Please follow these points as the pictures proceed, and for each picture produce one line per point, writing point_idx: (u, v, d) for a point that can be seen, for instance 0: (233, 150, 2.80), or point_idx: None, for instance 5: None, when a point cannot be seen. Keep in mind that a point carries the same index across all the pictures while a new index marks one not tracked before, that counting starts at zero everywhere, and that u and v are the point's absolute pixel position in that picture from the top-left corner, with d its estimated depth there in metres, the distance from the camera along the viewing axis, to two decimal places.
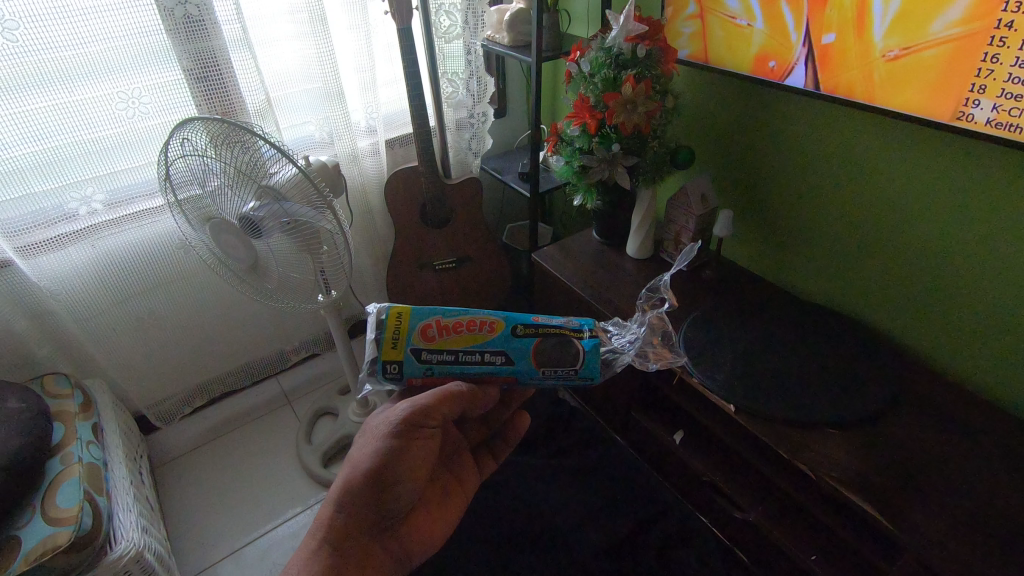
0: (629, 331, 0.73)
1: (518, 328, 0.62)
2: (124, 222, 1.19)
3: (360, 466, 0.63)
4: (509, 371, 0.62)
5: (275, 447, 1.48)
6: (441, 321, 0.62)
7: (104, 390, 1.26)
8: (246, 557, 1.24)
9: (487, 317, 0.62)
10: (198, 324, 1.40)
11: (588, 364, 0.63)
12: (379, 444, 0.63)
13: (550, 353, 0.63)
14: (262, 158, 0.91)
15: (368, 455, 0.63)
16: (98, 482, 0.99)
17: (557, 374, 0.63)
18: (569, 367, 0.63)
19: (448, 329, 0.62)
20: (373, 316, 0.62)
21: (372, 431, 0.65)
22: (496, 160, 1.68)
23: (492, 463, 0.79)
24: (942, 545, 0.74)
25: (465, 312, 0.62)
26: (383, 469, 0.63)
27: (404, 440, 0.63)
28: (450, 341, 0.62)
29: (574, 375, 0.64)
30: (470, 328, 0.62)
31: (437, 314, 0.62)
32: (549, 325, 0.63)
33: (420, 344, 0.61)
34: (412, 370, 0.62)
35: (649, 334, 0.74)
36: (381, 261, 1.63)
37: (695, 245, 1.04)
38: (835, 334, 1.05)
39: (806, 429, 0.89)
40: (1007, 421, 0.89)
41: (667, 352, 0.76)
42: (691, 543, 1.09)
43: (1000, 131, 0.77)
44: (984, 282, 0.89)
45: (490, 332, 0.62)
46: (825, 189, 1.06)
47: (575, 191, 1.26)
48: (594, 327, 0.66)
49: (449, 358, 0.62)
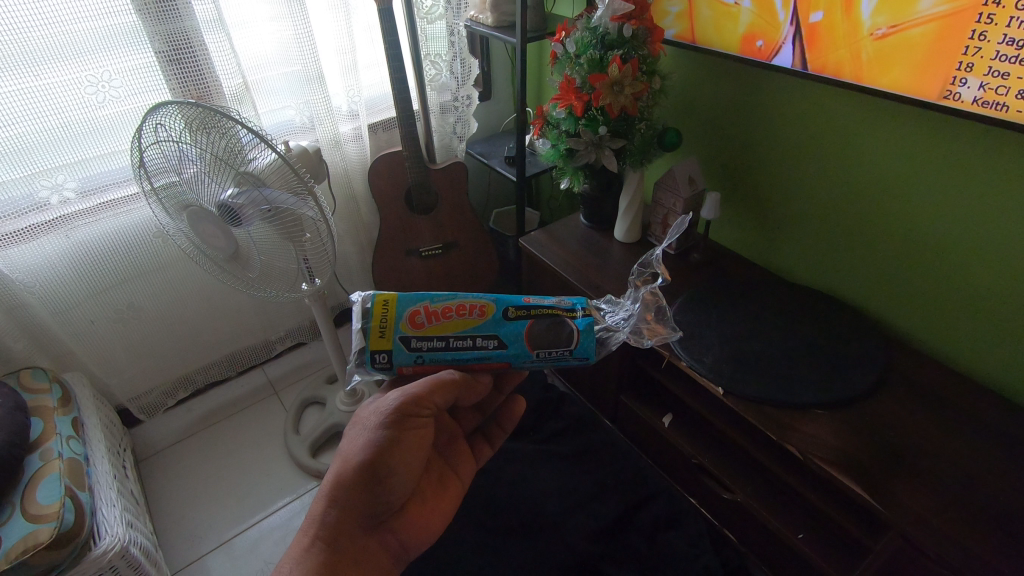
0: (624, 308, 0.70)
1: (510, 311, 0.61)
2: (99, 211, 1.16)
3: (351, 459, 0.62)
4: (503, 355, 0.60)
5: (262, 438, 1.47)
6: (429, 308, 0.60)
7: (84, 383, 1.23)
8: (236, 549, 1.23)
9: (476, 301, 0.61)
10: (179, 315, 1.38)
11: (583, 343, 0.61)
12: (370, 434, 0.62)
13: (544, 334, 0.61)
14: (240, 144, 0.88)
15: (359, 448, 0.62)
16: (80, 477, 0.97)
17: (551, 355, 0.61)
18: (563, 348, 0.61)
19: (437, 315, 0.60)
20: (359, 307, 0.60)
21: (362, 422, 0.65)
22: (482, 143, 1.65)
23: (488, 450, 0.79)
24: (928, 522, 0.74)
25: (455, 296, 0.61)
26: (376, 460, 0.62)
27: (396, 429, 0.62)
28: (440, 326, 0.60)
29: (568, 356, 0.61)
30: (459, 313, 0.60)
31: (424, 299, 0.60)
32: (541, 305, 0.62)
33: (409, 332, 0.59)
34: (402, 359, 0.60)
35: (643, 311, 0.73)
36: (366, 248, 1.60)
37: (687, 218, 1.00)
38: (823, 315, 1.05)
39: (793, 410, 0.90)
40: (990, 398, 0.91)
41: (661, 327, 0.74)
42: (681, 524, 1.09)
43: (986, 110, 0.77)
44: (968, 261, 0.90)
45: (480, 316, 0.60)
46: (812, 169, 1.06)
47: (562, 174, 1.25)
48: (588, 305, 0.64)
49: (439, 345, 0.60)
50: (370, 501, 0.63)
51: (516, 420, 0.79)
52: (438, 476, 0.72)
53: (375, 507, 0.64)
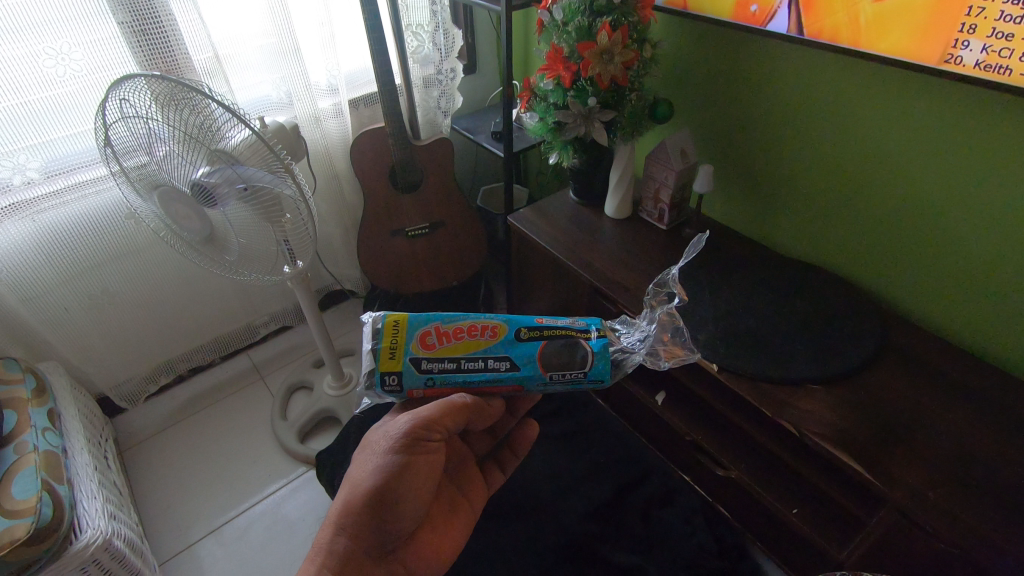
0: (639, 332, 0.67)
1: (522, 332, 0.59)
2: (66, 193, 1.10)
3: (361, 485, 0.59)
4: (515, 377, 0.58)
5: (248, 424, 1.44)
6: (440, 328, 0.58)
7: (60, 372, 1.20)
8: (225, 537, 1.21)
9: (489, 322, 0.59)
10: (158, 299, 1.34)
11: (598, 365, 0.59)
12: (381, 459, 0.59)
13: (557, 355, 0.59)
14: (215, 121, 0.84)
15: (369, 473, 0.59)
16: (57, 470, 0.94)
17: (565, 379, 0.59)
18: (577, 370, 0.58)
19: (448, 336, 0.58)
20: (370, 329, 0.58)
21: (372, 446, 0.61)
22: (468, 119, 1.60)
23: (499, 476, 0.76)
24: (925, 497, 0.74)
25: (466, 317, 0.59)
26: (386, 486, 0.58)
27: (408, 454, 0.59)
28: (451, 348, 0.58)
29: (583, 378, 0.59)
30: (470, 334, 0.58)
31: (436, 320, 0.59)
32: (555, 326, 0.60)
33: (419, 353, 0.57)
34: (413, 382, 0.57)
35: (660, 331, 0.69)
36: (350, 229, 1.56)
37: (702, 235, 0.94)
38: (817, 289, 1.03)
39: (788, 386, 0.88)
40: (986, 370, 0.90)
41: (680, 349, 0.70)
42: (675, 502, 1.09)
43: (988, 73, 0.74)
44: (965, 231, 0.88)
45: (493, 337, 0.58)
46: (807, 140, 1.03)
47: (550, 149, 1.21)
48: (604, 326, 0.62)
49: (450, 367, 0.57)
50: (381, 529, 0.59)
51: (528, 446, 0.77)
52: (448, 503, 0.69)
53: (385, 534, 0.60)
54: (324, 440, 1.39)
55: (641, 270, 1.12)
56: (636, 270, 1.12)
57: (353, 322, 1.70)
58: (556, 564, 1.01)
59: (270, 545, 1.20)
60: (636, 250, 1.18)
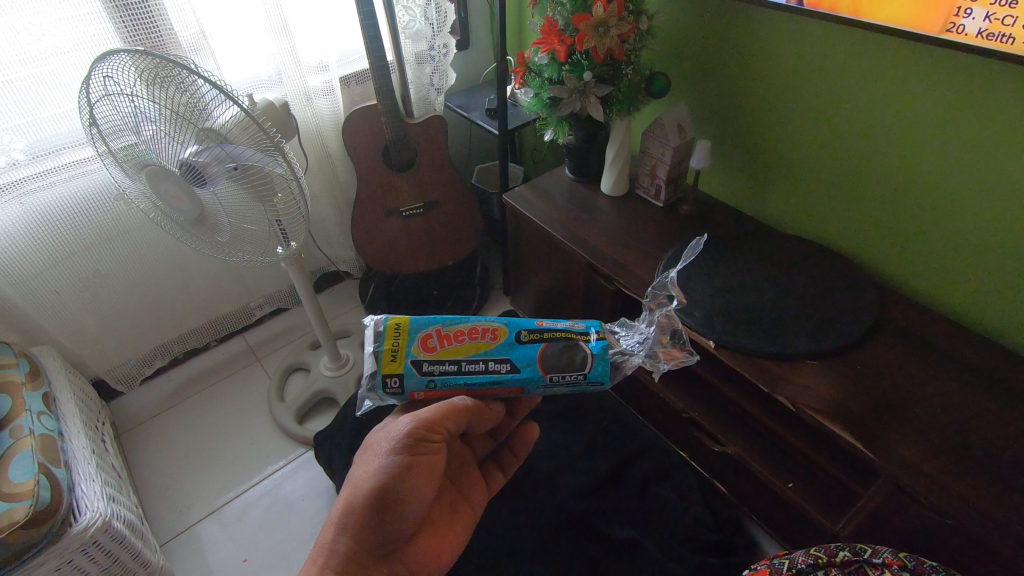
0: (637, 333, 0.64)
1: (522, 334, 0.58)
2: (53, 174, 1.08)
3: (362, 486, 0.57)
4: (516, 379, 0.57)
5: (246, 406, 1.44)
6: (441, 331, 0.58)
7: (54, 356, 1.19)
8: (225, 517, 1.22)
9: (489, 324, 0.59)
10: (151, 282, 1.32)
11: (597, 366, 0.58)
12: (382, 460, 0.57)
13: (557, 357, 0.58)
14: (203, 99, 0.82)
15: (370, 475, 0.57)
16: (54, 454, 0.94)
17: (565, 381, 0.58)
18: (577, 371, 0.58)
19: (450, 338, 0.58)
20: (371, 333, 0.57)
21: (373, 447, 0.59)
22: (462, 95, 1.57)
23: (501, 478, 0.74)
24: (919, 469, 0.74)
25: (467, 319, 0.59)
26: (388, 488, 0.56)
27: (410, 455, 0.57)
28: (453, 350, 0.57)
29: (582, 380, 0.58)
30: (471, 336, 0.58)
31: (437, 322, 0.58)
32: (555, 328, 0.59)
33: (421, 356, 0.57)
34: (414, 384, 0.57)
35: (659, 333, 0.66)
36: (344, 209, 1.55)
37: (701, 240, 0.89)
38: (815, 265, 1.03)
39: (785, 361, 0.88)
40: (982, 344, 0.90)
41: (678, 351, 0.66)
42: (672, 478, 1.10)
43: (991, 43, 0.72)
44: (964, 203, 0.88)
45: (494, 339, 0.58)
46: (806, 114, 1.02)
47: (546, 126, 1.19)
48: (603, 330, 0.61)
49: (451, 369, 0.57)
50: (381, 530, 0.58)
51: (530, 448, 0.75)
52: (448, 504, 0.67)
53: (385, 536, 0.58)
54: (321, 421, 1.39)
55: (638, 247, 1.12)
56: (632, 247, 1.12)
57: (348, 303, 1.70)
58: (554, 540, 1.02)
59: (270, 524, 1.20)
60: (632, 227, 1.17)
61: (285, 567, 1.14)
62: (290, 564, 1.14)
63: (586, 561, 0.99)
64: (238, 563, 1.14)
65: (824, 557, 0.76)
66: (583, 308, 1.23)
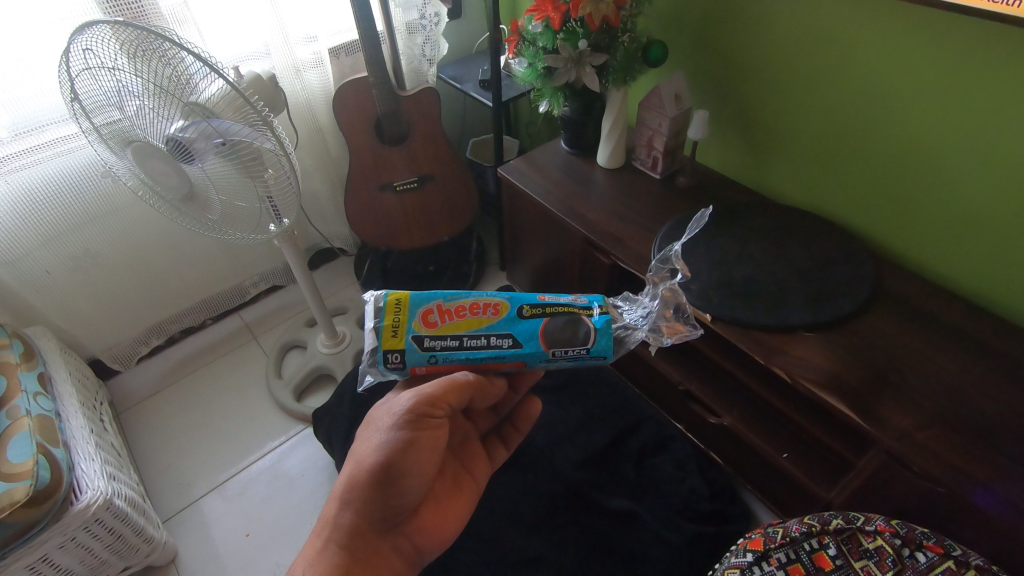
0: (640, 306, 0.63)
1: (524, 309, 0.57)
2: (37, 151, 1.06)
3: (363, 462, 0.57)
4: (518, 355, 0.56)
5: (244, 383, 1.44)
6: (442, 306, 0.57)
7: (48, 336, 1.18)
8: (227, 494, 1.23)
9: (490, 299, 0.57)
10: (143, 261, 1.31)
11: (601, 340, 0.57)
12: (384, 436, 0.57)
13: (560, 332, 0.57)
14: (189, 73, 0.79)
15: (372, 450, 0.57)
16: (52, 434, 0.94)
17: (568, 356, 0.57)
18: (580, 346, 0.57)
19: (451, 313, 0.57)
20: (372, 309, 0.56)
21: (374, 423, 0.59)
22: (454, 66, 1.54)
23: (503, 452, 0.74)
24: (913, 438, 0.75)
25: (468, 294, 0.58)
26: (389, 464, 0.56)
27: (411, 432, 0.57)
28: (454, 325, 0.56)
29: (586, 355, 0.57)
30: (473, 311, 0.57)
31: (437, 297, 0.57)
32: (557, 303, 0.58)
33: (422, 331, 0.56)
34: (415, 359, 0.56)
35: (662, 308, 0.63)
36: (337, 185, 1.53)
37: (706, 213, 0.92)
38: (812, 236, 1.02)
39: (782, 333, 0.88)
40: (979, 314, 0.90)
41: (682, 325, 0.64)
42: (668, 449, 1.11)
43: (999, 7, 0.70)
44: (965, 171, 0.87)
45: (495, 314, 0.57)
46: (806, 82, 0.99)
47: (540, 98, 1.16)
48: (607, 304, 0.60)
49: (452, 345, 0.56)
50: (384, 504, 0.58)
51: (532, 423, 0.74)
52: (452, 478, 0.68)
53: (388, 510, 0.59)
54: (320, 397, 1.40)
55: (634, 221, 1.11)
56: (629, 221, 1.11)
57: (344, 279, 1.68)
58: (552, 511, 1.03)
59: (272, 500, 1.22)
60: (629, 200, 1.15)
61: (287, 540, 1.15)
62: (292, 538, 1.16)
63: (583, 532, 1.00)
64: (242, 537, 1.16)
65: (816, 526, 0.78)
66: (580, 281, 1.22)
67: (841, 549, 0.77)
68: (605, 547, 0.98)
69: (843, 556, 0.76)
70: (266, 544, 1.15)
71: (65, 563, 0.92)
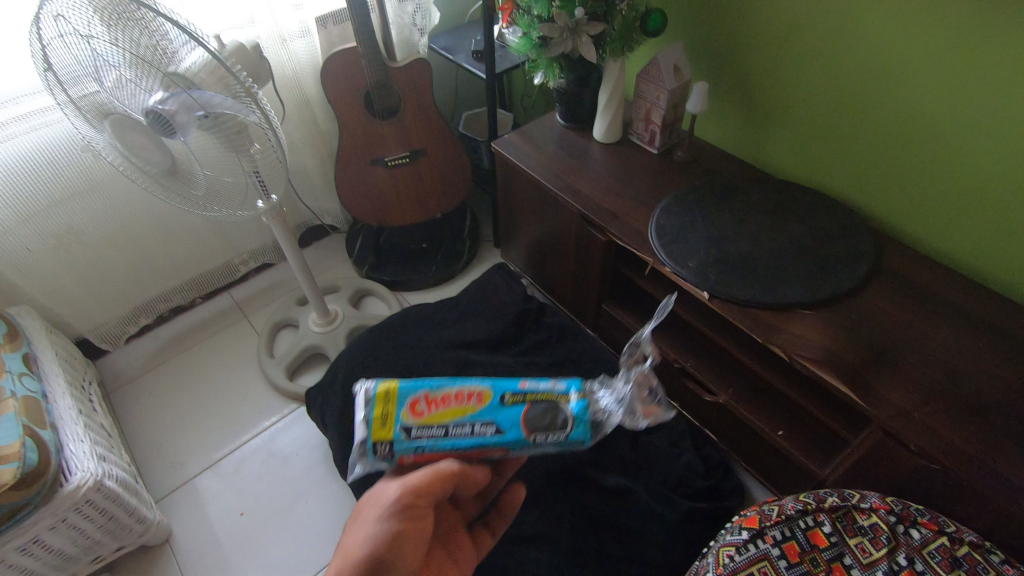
0: (614, 393, 0.70)
1: (507, 397, 0.59)
2: (12, 125, 1.02)
3: (353, 555, 0.51)
4: (501, 442, 0.57)
5: (236, 362, 1.42)
6: (429, 396, 0.58)
7: (33, 316, 1.16)
8: (220, 473, 1.23)
9: (474, 388, 0.59)
10: (129, 238, 1.28)
11: (577, 425, 0.60)
12: (374, 527, 0.52)
13: (539, 419, 0.59)
14: (169, 41, 0.77)
15: (362, 542, 0.52)
16: (38, 415, 0.92)
17: (549, 441, 0.59)
18: (559, 431, 0.59)
19: (436, 403, 0.58)
20: (362, 402, 0.56)
21: (361, 516, 0.54)
22: (447, 36, 1.49)
23: (490, 542, 0.68)
24: (910, 416, 0.74)
25: (453, 383, 0.59)
26: (381, 556, 0.51)
27: (401, 522, 0.53)
28: (439, 416, 0.57)
29: (565, 440, 0.60)
30: (458, 400, 0.58)
31: (424, 388, 0.58)
32: (537, 390, 0.61)
33: (409, 421, 0.56)
34: (402, 449, 0.56)
35: (637, 390, 0.72)
36: (327, 160, 1.49)
37: (671, 300, 0.88)
38: (812, 212, 1.01)
39: (780, 311, 0.87)
40: (977, 290, 0.89)
41: (654, 406, 0.74)
42: (663, 427, 1.11)
43: None
44: (970, 144, 0.85)
45: (478, 402, 0.59)
46: (810, 53, 0.97)
47: (535, 69, 1.13)
48: (583, 389, 0.63)
49: (438, 433, 0.57)
50: None
51: (518, 510, 0.68)
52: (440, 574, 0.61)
53: None
54: (313, 376, 1.39)
55: (631, 196, 1.08)
56: (626, 197, 1.08)
57: (335, 257, 1.65)
58: (547, 488, 1.02)
59: (266, 478, 1.21)
60: (626, 175, 1.13)
61: (282, 519, 1.15)
62: (286, 516, 1.15)
63: (578, 509, 1.00)
64: (236, 517, 1.16)
65: (813, 504, 0.79)
66: (575, 258, 1.20)
67: (836, 527, 0.78)
68: (600, 523, 0.98)
69: (838, 534, 0.78)
70: (262, 523, 1.15)
71: (57, 544, 0.91)
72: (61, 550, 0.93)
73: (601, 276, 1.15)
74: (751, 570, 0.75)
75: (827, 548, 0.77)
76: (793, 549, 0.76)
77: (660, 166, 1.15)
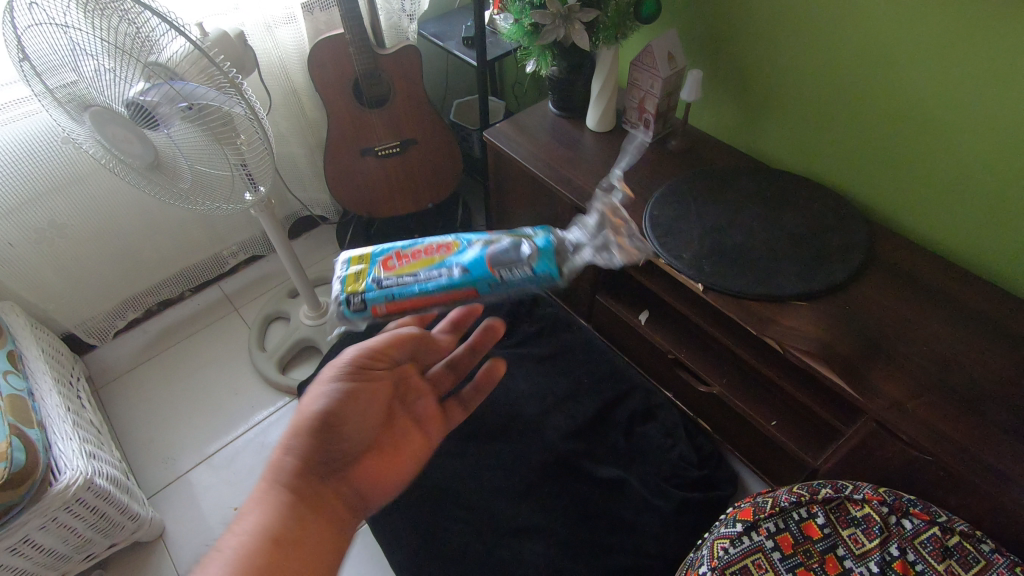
0: (585, 227, 0.82)
1: (472, 243, 0.66)
2: None
3: (304, 411, 0.55)
4: (468, 281, 0.62)
5: (226, 356, 1.41)
6: (398, 254, 0.66)
7: (17, 312, 1.13)
8: (213, 468, 1.22)
9: (440, 243, 0.66)
10: (114, 231, 1.26)
11: (543, 261, 0.65)
12: (323, 386, 0.57)
13: (504, 257, 0.64)
14: (151, 31, 0.73)
15: (313, 400, 0.56)
16: (25, 414, 0.91)
17: (516, 276, 0.64)
18: (525, 266, 0.64)
19: (407, 258, 0.65)
20: (338, 266, 0.65)
21: (315, 382, 0.58)
22: (436, 22, 1.46)
23: (464, 411, 0.68)
24: (903, 408, 0.75)
25: (418, 243, 0.66)
26: (331, 410, 0.55)
27: (350, 381, 0.58)
28: (407, 268, 0.64)
29: (533, 274, 0.65)
30: (426, 253, 0.65)
31: (394, 250, 0.66)
32: (499, 234, 0.67)
33: (380, 275, 0.64)
34: (375, 299, 0.62)
35: (604, 223, 0.85)
36: (315, 150, 1.46)
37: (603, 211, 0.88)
38: (805, 201, 1.00)
39: (774, 303, 0.87)
40: (969, 281, 0.89)
41: (634, 248, 0.84)
42: (657, 417, 1.11)
43: None
44: (965, 134, 0.84)
45: (445, 252, 0.66)
46: (806, 40, 0.95)
47: (528, 56, 1.11)
48: (551, 233, 0.70)
49: (407, 281, 0.63)
50: (327, 445, 0.54)
51: (496, 380, 0.69)
52: (412, 426, 0.63)
53: (331, 458, 0.54)
54: (305, 369, 1.37)
55: (625, 187, 1.07)
56: (619, 187, 1.07)
57: (325, 248, 1.63)
58: (542, 480, 1.02)
59: (258, 473, 1.20)
60: (619, 164, 1.12)
61: None
62: None
63: (572, 500, 1.00)
64: (230, 512, 1.15)
65: (806, 495, 0.79)
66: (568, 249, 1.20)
67: (829, 518, 0.79)
68: (595, 515, 0.98)
69: (831, 525, 0.78)
70: None
71: (47, 543, 0.90)
72: (52, 549, 0.92)
73: (594, 267, 1.14)
74: (745, 562, 0.75)
75: (820, 539, 0.78)
76: (786, 541, 0.77)
77: (654, 155, 1.14)
